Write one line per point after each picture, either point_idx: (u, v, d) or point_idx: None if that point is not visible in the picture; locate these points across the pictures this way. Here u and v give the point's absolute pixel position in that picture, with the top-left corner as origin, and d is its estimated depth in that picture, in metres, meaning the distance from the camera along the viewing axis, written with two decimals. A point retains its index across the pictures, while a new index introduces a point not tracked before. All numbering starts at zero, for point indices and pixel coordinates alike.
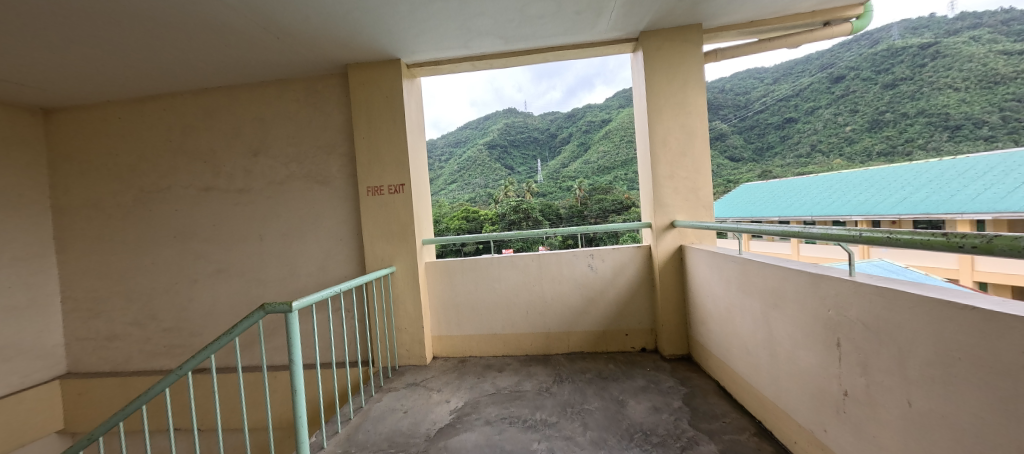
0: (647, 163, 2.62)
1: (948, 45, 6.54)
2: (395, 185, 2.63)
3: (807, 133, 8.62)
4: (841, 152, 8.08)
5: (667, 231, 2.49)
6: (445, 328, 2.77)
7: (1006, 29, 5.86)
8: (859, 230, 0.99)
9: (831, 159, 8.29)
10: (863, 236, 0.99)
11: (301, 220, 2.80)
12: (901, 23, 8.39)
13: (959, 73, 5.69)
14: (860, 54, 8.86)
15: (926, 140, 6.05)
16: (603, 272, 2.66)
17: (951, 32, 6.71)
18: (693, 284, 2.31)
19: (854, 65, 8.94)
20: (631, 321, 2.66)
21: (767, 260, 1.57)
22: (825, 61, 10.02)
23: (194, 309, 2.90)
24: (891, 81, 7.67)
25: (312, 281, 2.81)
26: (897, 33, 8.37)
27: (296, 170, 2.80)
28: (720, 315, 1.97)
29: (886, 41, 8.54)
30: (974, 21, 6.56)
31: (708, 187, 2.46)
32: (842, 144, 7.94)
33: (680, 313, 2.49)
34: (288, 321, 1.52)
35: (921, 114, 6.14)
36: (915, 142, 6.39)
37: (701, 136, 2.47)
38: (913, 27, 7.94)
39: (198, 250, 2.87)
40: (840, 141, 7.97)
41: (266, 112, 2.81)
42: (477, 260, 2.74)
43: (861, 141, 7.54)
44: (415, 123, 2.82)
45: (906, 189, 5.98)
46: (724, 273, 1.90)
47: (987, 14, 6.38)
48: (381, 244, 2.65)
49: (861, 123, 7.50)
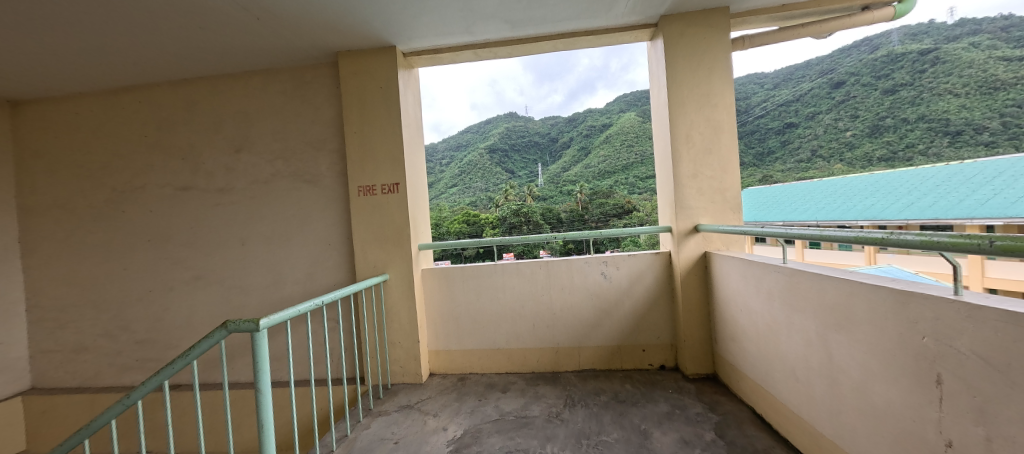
0: (666, 161, 2.37)
1: (947, 50, 6.56)
2: (389, 184, 2.38)
3: (807, 138, 8.00)
4: (842, 157, 7.42)
5: (690, 236, 2.24)
6: (443, 342, 2.52)
7: (1006, 35, 5.91)
8: (993, 237, 0.75)
9: (832, 164, 7.49)
10: (995, 244, 0.75)
11: (287, 223, 2.56)
12: (900, 31, 8.28)
13: (962, 80, 5.77)
14: (860, 60, 8.78)
15: (928, 145, 5.82)
16: (618, 281, 2.41)
17: (950, 38, 6.72)
18: (721, 295, 2.05)
19: (856, 71, 8.67)
20: (649, 336, 2.40)
21: (825, 272, 1.32)
22: (825, 67, 9.70)
23: (169, 320, 2.65)
24: (889, 89, 7.61)
25: (298, 290, 2.56)
26: (898, 40, 8.22)
27: (282, 167, 2.57)
28: (758, 332, 1.72)
29: (885, 48, 8.45)
30: (973, 26, 6.53)
31: (736, 188, 2.21)
32: (843, 150, 7.41)
33: (704, 327, 2.23)
34: (255, 342, 1.27)
35: (924, 121, 6.06)
36: (915, 148, 6.15)
37: (728, 131, 2.23)
38: (911, 34, 7.82)
39: (174, 256, 2.64)
40: (840, 146, 7.53)
41: (250, 105, 2.59)
42: (480, 267, 2.49)
43: (863, 148, 7.18)
44: (412, 117, 2.59)
45: (913, 193, 5.26)
46: (764, 284, 1.64)
47: (986, 21, 6.35)
48: (373, 249, 2.40)
49: (861, 129, 7.42)
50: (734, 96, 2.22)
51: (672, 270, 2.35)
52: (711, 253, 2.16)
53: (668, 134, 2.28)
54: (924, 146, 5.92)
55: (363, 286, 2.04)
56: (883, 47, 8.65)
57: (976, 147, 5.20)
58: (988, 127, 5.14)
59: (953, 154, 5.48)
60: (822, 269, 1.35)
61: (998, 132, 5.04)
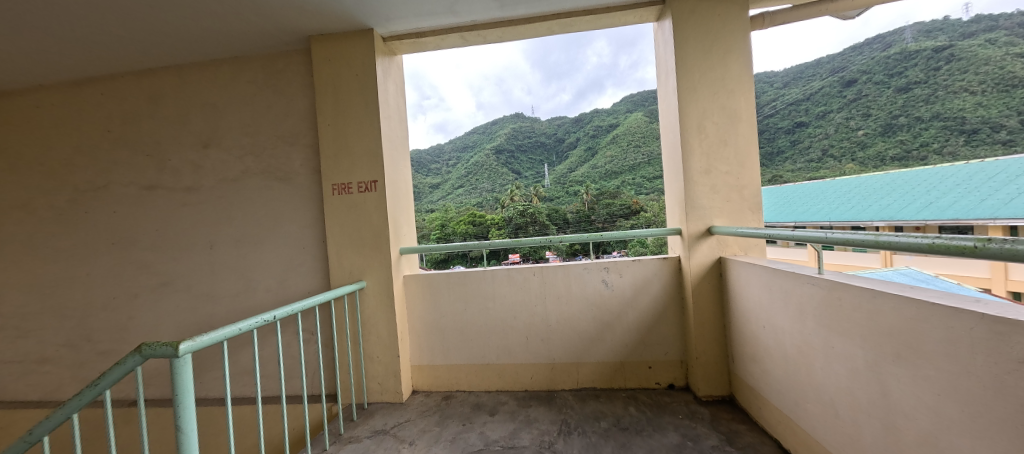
0: (675, 155, 2.11)
1: (963, 48, 6.00)
2: (366, 181, 2.16)
3: (818, 137, 6.14)
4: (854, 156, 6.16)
5: (702, 239, 1.98)
6: (427, 356, 2.28)
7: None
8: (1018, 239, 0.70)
9: (843, 164, 6.18)
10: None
11: (258, 224, 2.35)
12: (914, 27, 7.41)
13: (972, 83, 5.56)
14: (870, 57, 7.44)
15: (941, 144, 5.33)
16: (621, 289, 2.15)
17: (962, 40, 6.28)
18: (739, 308, 1.79)
19: (867, 68, 7.29)
20: (656, 351, 2.13)
21: (873, 285, 1.07)
22: (835, 64, 7.95)
23: (133, 329, 2.46)
24: (903, 84, 6.60)
25: (269, 298, 2.34)
26: (910, 36, 7.34)
27: (253, 164, 2.36)
28: (786, 353, 1.45)
29: (899, 45, 7.40)
30: (990, 23, 6.29)
31: (757, 184, 1.94)
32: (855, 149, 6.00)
33: (719, 342, 1.97)
34: (173, 371, 1.08)
35: (940, 119, 5.38)
36: (930, 146, 5.48)
37: (747, 120, 1.96)
38: (924, 30, 7.07)
39: (139, 260, 2.45)
40: (853, 145, 6.02)
41: (221, 97, 2.40)
42: (468, 274, 2.25)
43: (873, 149, 6.16)
44: (393, 108, 2.35)
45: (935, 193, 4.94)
46: (794, 297, 1.38)
47: (1002, 17, 6.13)
48: (348, 254, 2.18)
49: (874, 127, 6.00)
50: (753, 80, 1.95)
51: (683, 277, 2.08)
52: (727, 259, 1.90)
53: (677, 124, 2.02)
54: (937, 146, 5.41)
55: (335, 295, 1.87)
56: (895, 44, 7.53)
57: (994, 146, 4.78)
58: (1007, 124, 4.75)
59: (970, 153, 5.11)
60: (868, 281, 1.10)
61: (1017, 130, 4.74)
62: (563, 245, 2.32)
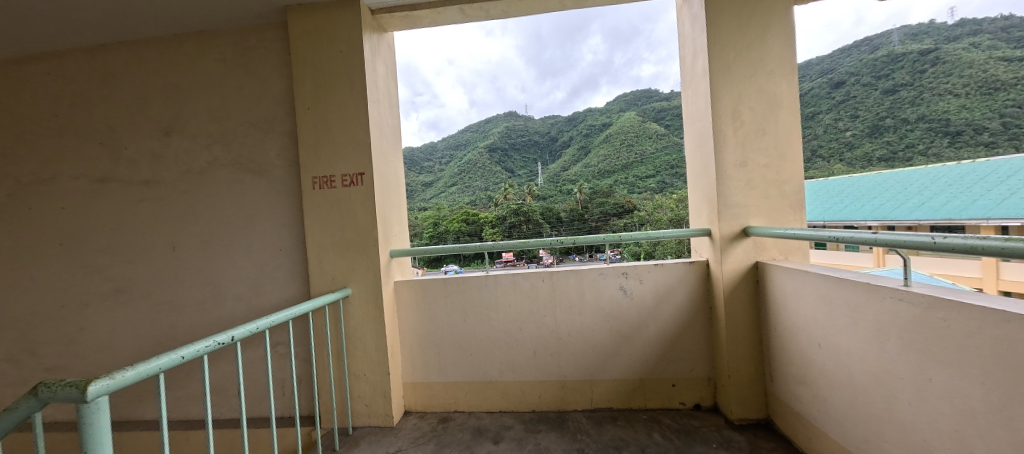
0: (703, 145, 1.87)
1: (946, 51, 5.81)
2: (352, 174, 1.88)
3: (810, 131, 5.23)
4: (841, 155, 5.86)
5: (736, 241, 1.74)
6: (421, 373, 2.01)
7: (1006, 36, 5.48)
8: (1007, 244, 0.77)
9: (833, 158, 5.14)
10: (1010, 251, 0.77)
11: (228, 223, 2.06)
12: (899, 29, 7.20)
13: (962, 80, 5.31)
14: (859, 61, 7.22)
15: (925, 146, 4.98)
16: (641, 298, 1.91)
17: (947, 41, 5.96)
18: (784, 321, 1.56)
19: (854, 71, 7.11)
20: (680, 368, 1.89)
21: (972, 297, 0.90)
22: (823, 67, 8.19)
23: (82, 343, 2.13)
24: (889, 85, 6.16)
25: (241, 307, 2.05)
26: (897, 39, 7.08)
27: (222, 155, 2.07)
28: (855, 380, 1.21)
29: (886, 48, 7.09)
30: (974, 26, 5.96)
31: (799, 179, 1.71)
32: (842, 150, 5.86)
33: (754, 360, 1.73)
34: (80, 421, 0.79)
35: (925, 121, 5.08)
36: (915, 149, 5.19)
37: (788, 106, 1.73)
38: (912, 33, 6.72)
39: (90, 264, 2.13)
40: (840, 147, 5.90)
41: (185, 78, 2.10)
42: (468, 280, 1.99)
43: (862, 149, 5.63)
44: (384, 91, 2.07)
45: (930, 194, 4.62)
46: (869, 314, 1.15)
47: (987, 20, 5.78)
48: (331, 257, 1.89)
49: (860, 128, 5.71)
50: (795, 61, 1.73)
51: (712, 284, 1.84)
52: (766, 265, 1.66)
53: (708, 111, 1.79)
54: (923, 147, 5.02)
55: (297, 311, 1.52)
56: (885, 46, 7.25)
57: (977, 148, 4.71)
58: (989, 127, 4.67)
59: (951, 155, 4.92)
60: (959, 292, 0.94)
61: (998, 132, 4.64)
62: (558, 244, 1.88)
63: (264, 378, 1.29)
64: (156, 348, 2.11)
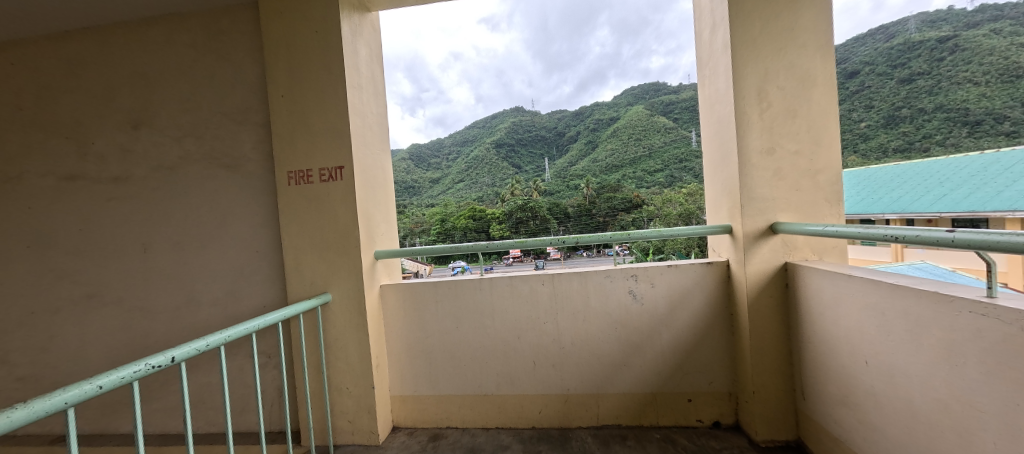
0: (724, 132, 1.64)
1: (965, 37, 3.48)
2: (330, 168, 1.70)
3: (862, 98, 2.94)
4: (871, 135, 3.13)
5: (762, 239, 1.53)
6: (411, 385, 1.84)
7: None
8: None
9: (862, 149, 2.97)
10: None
11: (202, 222, 1.90)
12: None
13: (980, 68, 3.12)
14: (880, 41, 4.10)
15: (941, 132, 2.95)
16: (652, 303, 1.71)
17: (969, 26, 3.61)
18: (820, 332, 1.34)
19: (881, 52, 3.84)
20: (697, 381, 1.69)
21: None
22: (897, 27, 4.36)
23: (54, 351, 2.01)
24: (905, 76, 3.52)
25: (217, 314, 1.91)
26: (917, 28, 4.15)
27: (193, 148, 1.91)
28: (916, 407, 1.00)
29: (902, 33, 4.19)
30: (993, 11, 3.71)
31: (837, 167, 1.48)
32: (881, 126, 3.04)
33: (783, 374, 1.52)
34: None
35: (944, 109, 2.95)
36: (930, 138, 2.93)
37: (823, 83, 1.50)
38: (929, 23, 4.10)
39: (60, 267, 2.00)
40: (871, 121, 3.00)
41: (153, 66, 1.94)
42: (460, 284, 1.80)
43: (876, 137, 2.98)
44: (366, 77, 1.88)
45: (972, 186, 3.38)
46: (938, 329, 0.93)
47: None
48: (309, 259, 1.72)
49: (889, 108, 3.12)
50: (831, 30, 1.49)
51: (734, 287, 1.63)
52: (798, 266, 1.45)
53: (729, 91, 1.56)
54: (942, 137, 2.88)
55: (261, 323, 1.31)
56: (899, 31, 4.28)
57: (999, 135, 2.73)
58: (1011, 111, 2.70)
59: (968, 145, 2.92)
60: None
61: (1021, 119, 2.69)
62: (559, 246, 1.68)
63: (224, 399, 1.14)
64: (132, 356, 1.98)
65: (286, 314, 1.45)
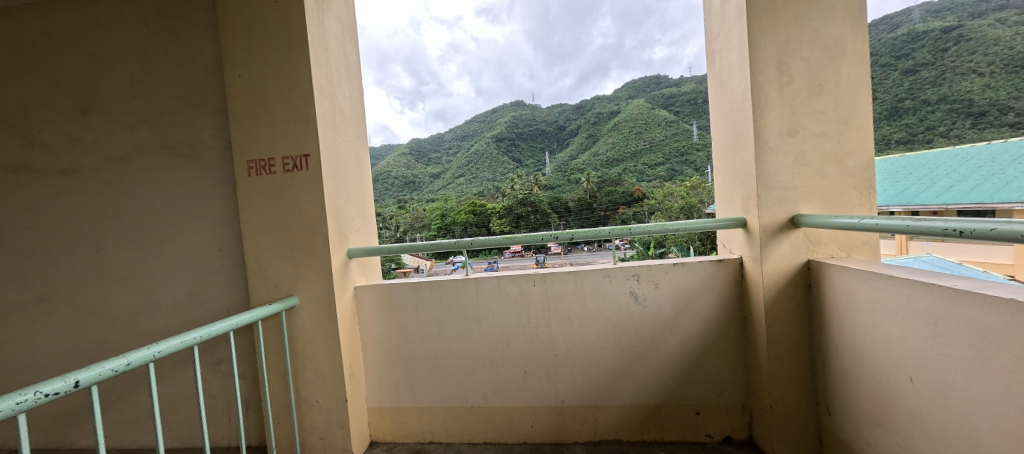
0: (737, 112, 1.44)
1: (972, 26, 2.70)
2: (293, 157, 1.51)
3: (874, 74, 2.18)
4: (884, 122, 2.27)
5: (782, 234, 1.34)
6: (390, 395, 1.68)
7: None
8: None
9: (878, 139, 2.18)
10: None
11: (160, 218, 1.73)
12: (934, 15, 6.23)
13: (986, 57, 2.44)
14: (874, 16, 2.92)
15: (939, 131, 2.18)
16: (656, 305, 1.53)
17: (976, 14, 2.72)
18: (851, 341, 1.17)
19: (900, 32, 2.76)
20: (706, 392, 1.52)
21: None
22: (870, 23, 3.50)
23: (6, 358, 1.85)
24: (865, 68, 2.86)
25: (178, 318, 1.74)
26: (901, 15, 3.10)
27: (147, 136, 1.72)
28: (978, 437, 0.83)
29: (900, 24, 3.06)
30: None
31: (869, 150, 1.29)
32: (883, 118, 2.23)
33: (805, 387, 1.35)
34: None
35: (946, 101, 2.38)
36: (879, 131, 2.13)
37: (854, 55, 1.30)
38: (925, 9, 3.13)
39: (8, 266, 1.83)
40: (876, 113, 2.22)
41: (99, 46, 1.74)
42: (441, 286, 1.62)
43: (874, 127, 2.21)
44: (336, 56, 1.68)
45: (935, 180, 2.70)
46: (1012, 345, 0.76)
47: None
48: (273, 259, 1.55)
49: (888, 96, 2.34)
50: None
51: (748, 288, 1.45)
52: (825, 265, 1.26)
53: (744, 65, 1.36)
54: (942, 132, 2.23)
55: (205, 333, 1.13)
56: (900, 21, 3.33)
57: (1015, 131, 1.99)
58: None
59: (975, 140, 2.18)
60: None
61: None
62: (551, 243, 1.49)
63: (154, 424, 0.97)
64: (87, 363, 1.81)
65: (241, 321, 1.27)
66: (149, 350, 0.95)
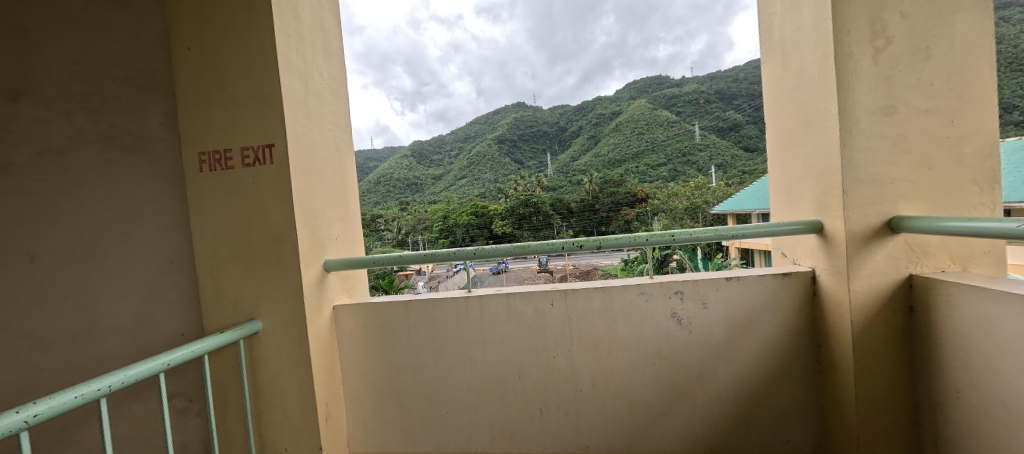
0: (811, 87, 1.14)
1: None
2: (254, 147, 1.22)
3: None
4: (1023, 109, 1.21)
5: (876, 242, 1.03)
6: (377, 437, 1.39)
7: None
8: None
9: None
10: None
11: (103, 223, 1.44)
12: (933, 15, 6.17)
13: None
14: None
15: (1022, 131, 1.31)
16: (705, 329, 1.23)
17: None
18: (987, 391, 0.86)
19: None
20: (768, 438, 1.23)
21: None
22: None
23: None
24: None
25: (127, 342, 1.45)
26: None
27: (83, 126, 1.43)
28: None
29: None
30: None
31: (993, 131, 0.99)
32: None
33: (902, 436, 1.06)
34: None
35: None
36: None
37: (970, 9, 0.99)
38: None
39: None
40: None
41: (25, 16, 1.40)
42: (437, 305, 1.32)
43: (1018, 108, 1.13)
44: (309, 28, 1.39)
45: None
46: None
47: None
48: (233, 273, 1.27)
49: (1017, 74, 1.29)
50: None
51: (826, 311, 1.15)
52: (939, 283, 0.96)
53: (822, 25, 1.07)
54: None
55: (118, 381, 0.82)
56: None
57: None
58: None
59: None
60: None
61: None
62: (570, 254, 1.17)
63: None
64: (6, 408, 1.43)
65: (176, 359, 0.96)
66: (16, 416, 0.65)
